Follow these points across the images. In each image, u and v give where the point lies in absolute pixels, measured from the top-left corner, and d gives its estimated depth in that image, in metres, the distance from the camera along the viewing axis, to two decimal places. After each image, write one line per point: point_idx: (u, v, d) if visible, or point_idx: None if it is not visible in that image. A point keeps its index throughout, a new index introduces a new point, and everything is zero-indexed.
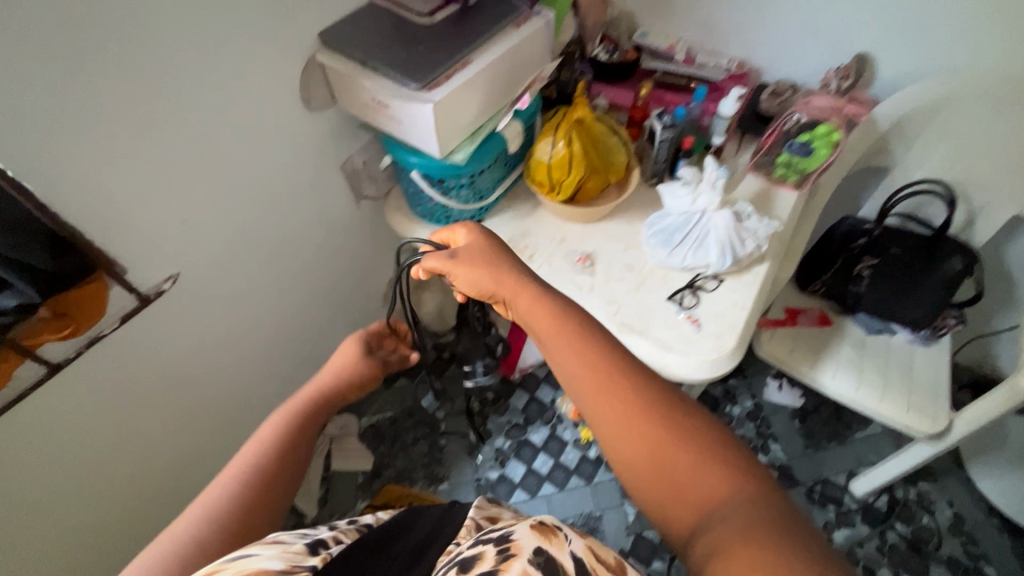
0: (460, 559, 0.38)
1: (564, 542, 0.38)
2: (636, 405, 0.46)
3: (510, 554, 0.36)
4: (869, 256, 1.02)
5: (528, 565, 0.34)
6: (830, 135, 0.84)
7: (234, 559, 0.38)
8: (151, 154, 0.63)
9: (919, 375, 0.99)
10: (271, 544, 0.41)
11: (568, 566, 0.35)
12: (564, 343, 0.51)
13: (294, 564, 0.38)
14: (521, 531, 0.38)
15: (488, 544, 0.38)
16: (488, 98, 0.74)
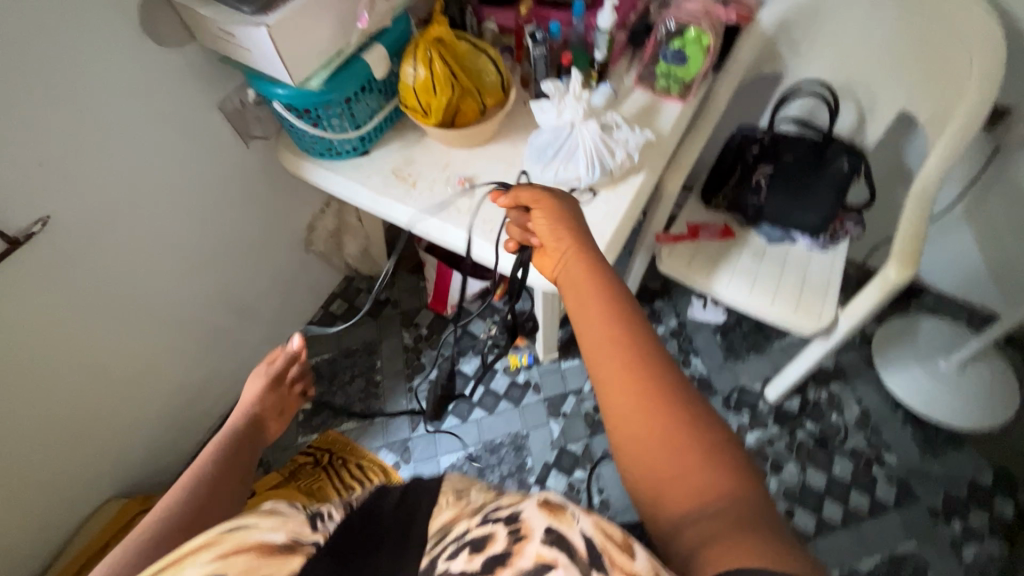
0: (470, 537, 0.35)
1: (574, 519, 0.34)
2: (658, 388, 0.45)
3: (521, 535, 0.33)
4: (764, 164, 1.03)
5: (542, 547, 0.32)
6: (700, 38, 0.86)
7: (228, 530, 0.39)
8: (8, 101, 0.63)
9: (811, 278, 1.02)
10: (268, 516, 0.41)
11: (581, 547, 0.32)
12: (603, 309, 0.51)
13: (297, 541, 0.39)
14: (529, 508, 0.35)
15: (495, 523, 0.35)
16: (341, 22, 0.73)
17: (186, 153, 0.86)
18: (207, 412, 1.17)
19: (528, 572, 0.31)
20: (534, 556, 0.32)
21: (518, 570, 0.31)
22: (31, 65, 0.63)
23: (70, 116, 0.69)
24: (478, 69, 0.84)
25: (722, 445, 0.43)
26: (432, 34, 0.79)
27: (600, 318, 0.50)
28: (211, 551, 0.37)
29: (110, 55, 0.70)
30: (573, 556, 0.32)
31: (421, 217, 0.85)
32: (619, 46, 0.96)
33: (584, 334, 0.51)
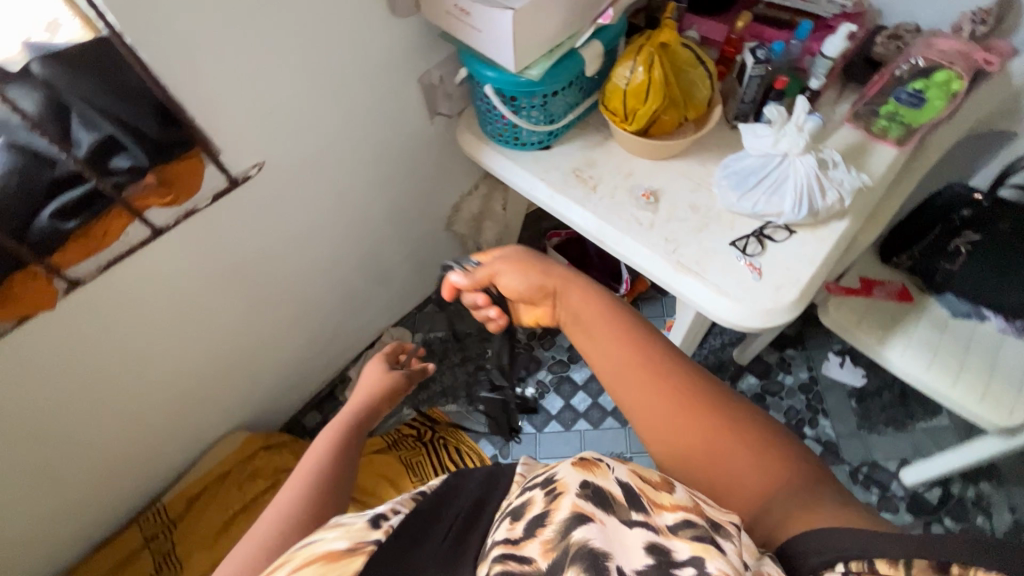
0: (512, 509, 0.40)
1: (608, 471, 0.41)
2: (685, 401, 0.53)
3: (557, 491, 0.39)
4: (970, 230, 0.93)
5: (578, 499, 0.37)
6: (950, 84, 0.78)
7: (300, 548, 0.41)
8: (257, 51, 0.65)
9: (1004, 366, 0.90)
10: (333, 527, 0.42)
11: (619, 494, 0.39)
12: (614, 340, 0.57)
13: (359, 542, 0.39)
14: (563, 468, 0.41)
15: (534, 489, 0.41)
16: (572, 13, 0.71)
17: (378, 120, 0.87)
18: (328, 365, 1.22)
19: (568, 523, 0.36)
20: (570, 506, 0.37)
21: (560, 523, 0.36)
22: (283, 18, 0.65)
23: (300, 71, 0.71)
24: (689, 80, 0.80)
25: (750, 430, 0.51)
26: (659, 39, 0.76)
27: (613, 346, 0.57)
28: (287, 567, 0.39)
29: (345, 16, 0.71)
30: (612, 504, 0.38)
31: (598, 223, 0.82)
32: (835, 71, 0.88)
33: (603, 368, 0.58)
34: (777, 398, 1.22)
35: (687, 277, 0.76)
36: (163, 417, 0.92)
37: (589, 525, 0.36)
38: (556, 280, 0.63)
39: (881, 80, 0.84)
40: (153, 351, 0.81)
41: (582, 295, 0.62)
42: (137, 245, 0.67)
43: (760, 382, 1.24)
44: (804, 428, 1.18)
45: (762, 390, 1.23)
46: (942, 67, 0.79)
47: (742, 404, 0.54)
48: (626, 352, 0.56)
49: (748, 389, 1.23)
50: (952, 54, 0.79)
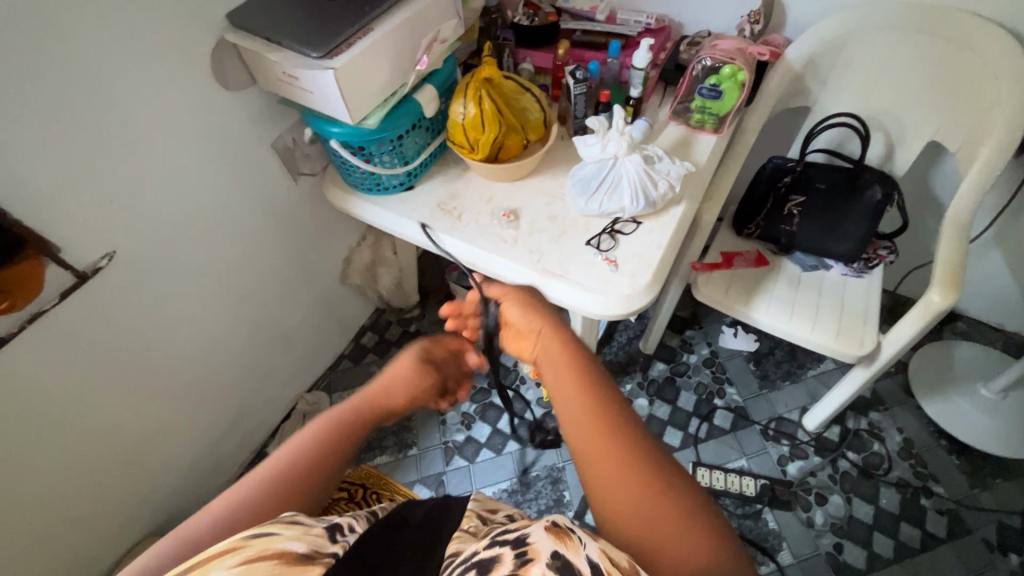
0: (478, 559, 0.38)
1: (580, 546, 0.38)
2: (637, 460, 0.50)
3: (528, 557, 0.37)
4: (796, 194, 1.04)
5: (547, 571, 0.36)
6: (736, 76, 0.90)
7: (253, 536, 0.40)
8: (85, 141, 0.65)
9: (849, 305, 1.03)
10: (290, 525, 0.43)
11: (587, 569, 0.37)
12: (580, 387, 0.56)
13: (316, 551, 0.40)
14: (537, 533, 0.39)
15: (504, 546, 0.39)
16: (396, 65, 0.77)
17: (239, 188, 0.88)
18: (242, 445, 1.16)
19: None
20: None
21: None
22: (110, 108, 0.66)
23: (139, 155, 0.72)
24: (521, 107, 0.88)
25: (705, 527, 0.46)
26: (482, 75, 0.83)
27: (578, 388, 0.56)
28: (238, 555, 0.39)
29: (177, 95, 0.73)
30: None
31: (468, 248, 0.86)
32: (652, 82, 1.00)
33: (562, 409, 0.56)
34: (686, 377, 1.29)
35: (555, 281, 0.81)
36: (52, 543, 0.83)
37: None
38: (543, 325, 0.66)
39: (686, 81, 0.95)
40: (26, 470, 0.75)
41: (562, 341, 0.63)
42: None
43: (668, 366, 1.31)
44: (715, 400, 1.26)
45: (671, 373, 1.30)
46: (727, 62, 0.91)
47: (692, 486, 0.50)
48: (591, 399, 0.54)
49: (659, 375, 1.30)
50: (734, 52, 0.92)
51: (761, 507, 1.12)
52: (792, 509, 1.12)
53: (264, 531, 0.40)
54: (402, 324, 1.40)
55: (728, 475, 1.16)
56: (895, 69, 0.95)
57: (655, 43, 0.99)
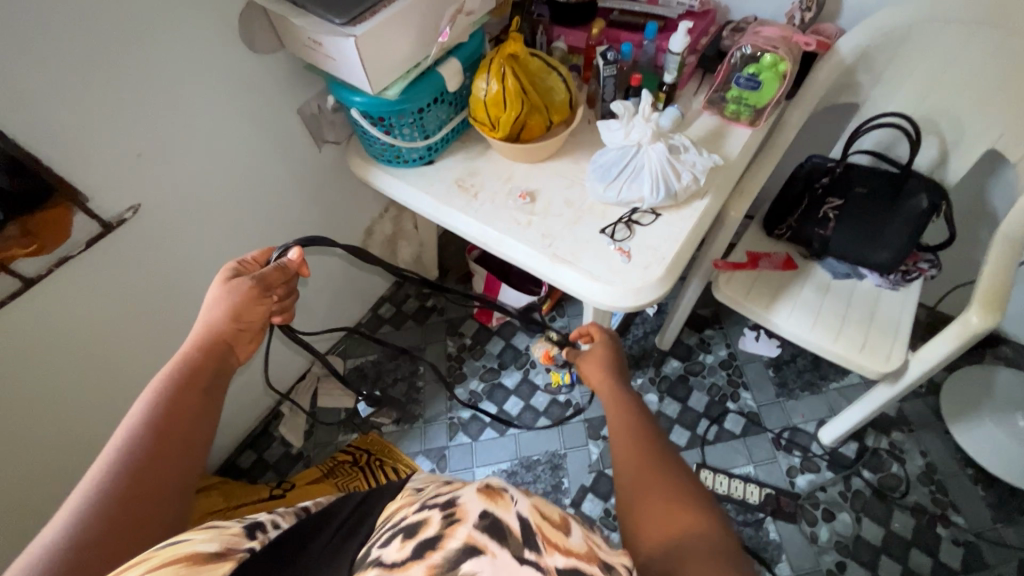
0: (406, 524, 0.37)
1: (511, 504, 0.37)
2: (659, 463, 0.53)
3: (456, 518, 0.35)
4: (833, 197, 0.99)
5: (474, 530, 0.34)
6: (776, 65, 0.85)
7: (162, 546, 0.36)
8: (109, 94, 0.66)
9: (879, 317, 0.97)
10: (204, 529, 0.39)
11: (516, 528, 0.35)
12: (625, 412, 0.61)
13: (229, 548, 0.37)
14: (467, 494, 0.37)
15: (433, 510, 0.37)
16: (420, 36, 0.76)
17: (260, 152, 0.89)
18: (257, 402, 1.21)
19: (456, 555, 0.33)
20: (465, 537, 0.33)
21: (450, 552, 0.33)
22: (139, 62, 0.67)
23: (165, 112, 0.73)
24: (548, 86, 0.85)
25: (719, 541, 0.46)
26: (507, 51, 0.82)
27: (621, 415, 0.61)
28: (141, 565, 0.34)
29: (202, 54, 0.73)
30: (507, 537, 0.34)
31: (479, 227, 0.85)
32: (689, 69, 0.95)
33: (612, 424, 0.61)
34: (699, 377, 1.26)
35: (564, 267, 0.80)
36: (75, 480, 0.88)
37: (478, 558, 0.32)
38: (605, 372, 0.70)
39: (725, 70, 0.91)
40: (52, 407, 0.79)
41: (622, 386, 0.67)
42: (6, 298, 0.66)
43: (683, 364, 1.28)
44: (727, 403, 1.22)
45: (685, 372, 1.27)
46: (768, 51, 0.86)
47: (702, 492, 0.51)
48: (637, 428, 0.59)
49: (672, 372, 1.27)
50: (778, 40, 0.87)
51: (763, 516, 1.10)
52: (797, 522, 1.09)
53: (175, 537, 0.36)
54: (419, 298, 1.41)
55: (733, 480, 1.13)
56: (958, 67, 0.87)
57: (696, 27, 0.95)
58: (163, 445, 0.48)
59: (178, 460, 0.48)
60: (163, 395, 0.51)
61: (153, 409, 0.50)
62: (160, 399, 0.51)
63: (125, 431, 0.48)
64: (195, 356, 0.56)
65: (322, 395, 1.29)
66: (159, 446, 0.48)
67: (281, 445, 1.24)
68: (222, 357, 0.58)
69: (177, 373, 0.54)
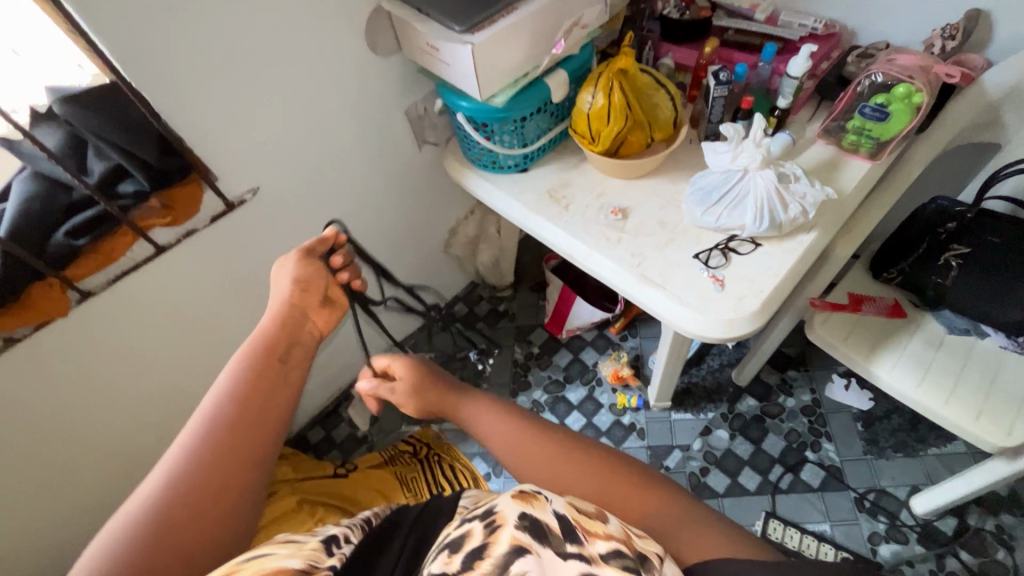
0: (450, 541, 0.44)
1: (545, 503, 0.44)
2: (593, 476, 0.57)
3: (497, 525, 0.42)
4: (957, 244, 0.90)
5: (516, 532, 0.41)
6: (912, 98, 0.78)
7: (248, 559, 0.42)
8: (246, 85, 0.72)
9: (1002, 384, 0.87)
10: (283, 543, 0.45)
11: (554, 525, 0.43)
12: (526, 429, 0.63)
13: (313, 565, 0.43)
14: (504, 502, 0.45)
15: (474, 521, 0.45)
16: (533, 46, 0.77)
17: (366, 148, 0.94)
18: (331, 383, 1.27)
19: (503, 557, 0.40)
20: (509, 540, 0.41)
21: (498, 558, 0.40)
22: (274, 57, 0.73)
23: (290, 105, 0.78)
24: (654, 103, 0.84)
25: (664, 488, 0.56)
26: (617, 66, 0.81)
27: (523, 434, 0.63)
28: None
29: (329, 53, 0.79)
30: (547, 536, 0.42)
31: (568, 239, 0.85)
32: (806, 93, 0.90)
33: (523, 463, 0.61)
34: (777, 421, 1.18)
35: (652, 289, 0.78)
36: (171, 433, 0.96)
37: (525, 556, 0.40)
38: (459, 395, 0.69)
39: (847, 97, 0.85)
40: (165, 364, 0.87)
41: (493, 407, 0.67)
42: (140, 262, 0.73)
43: (759, 404, 1.20)
44: (806, 453, 1.14)
45: (762, 412, 1.19)
46: (902, 81, 0.78)
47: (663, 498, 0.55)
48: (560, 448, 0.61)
49: (747, 411, 1.20)
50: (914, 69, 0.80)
51: None
52: None
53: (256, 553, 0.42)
54: (491, 302, 1.43)
55: (805, 536, 1.05)
56: None
57: (820, 51, 0.89)
58: (252, 404, 0.57)
59: (257, 431, 0.57)
60: (235, 381, 0.58)
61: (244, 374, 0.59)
62: (235, 381, 0.59)
63: (202, 418, 0.55)
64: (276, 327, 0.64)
65: None
66: (237, 420, 0.56)
67: (348, 427, 1.30)
68: (299, 324, 0.66)
69: (246, 360, 0.61)
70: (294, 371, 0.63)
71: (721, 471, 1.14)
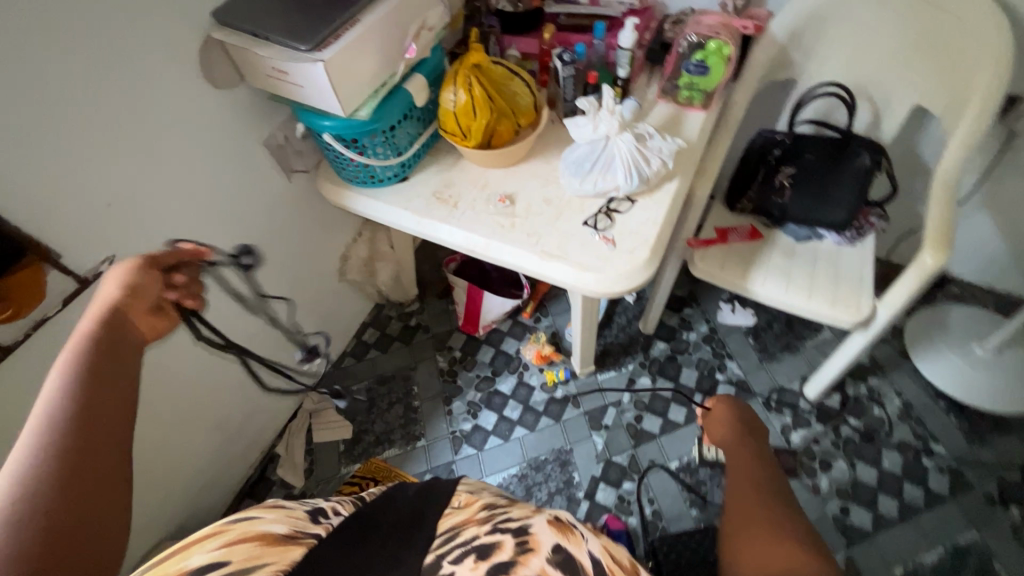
0: (478, 544, 0.44)
1: (580, 543, 0.47)
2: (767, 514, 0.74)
3: (529, 548, 0.43)
4: (786, 166, 1.06)
5: (546, 563, 0.42)
6: (722, 50, 0.92)
7: (233, 521, 0.42)
8: (70, 141, 0.64)
9: (844, 273, 1.04)
10: (269, 509, 0.46)
11: (587, 565, 0.44)
12: (749, 461, 0.87)
13: (297, 533, 0.44)
14: (541, 527, 0.47)
15: (505, 534, 0.45)
16: (385, 54, 0.77)
17: (230, 187, 0.87)
18: (249, 448, 1.16)
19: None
20: (538, 567, 0.41)
21: None
22: (98, 108, 0.65)
23: (131, 157, 0.71)
24: (512, 90, 0.88)
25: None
26: (470, 62, 0.84)
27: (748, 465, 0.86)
28: (219, 538, 0.40)
29: (164, 92, 0.72)
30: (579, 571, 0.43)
31: (466, 235, 0.87)
32: (639, 61, 1.00)
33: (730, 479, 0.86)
34: (686, 355, 1.31)
35: (554, 262, 0.82)
36: None
37: None
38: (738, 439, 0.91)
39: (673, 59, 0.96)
40: None
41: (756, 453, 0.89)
42: None
43: (669, 345, 1.32)
44: (716, 375, 1.27)
45: (672, 352, 1.31)
46: (713, 38, 0.92)
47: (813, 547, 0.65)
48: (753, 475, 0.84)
49: (660, 354, 1.31)
50: (720, 26, 0.93)
51: None
52: (798, 477, 1.14)
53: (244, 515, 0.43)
54: (402, 318, 1.40)
55: None
56: (880, 35, 0.95)
57: (641, 21, 1.00)
58: (92, 416, 0.43)
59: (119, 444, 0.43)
60: (66, 380, 0.43)
61: (68, 379, 0.43)
62: (67, 376, 0.44)
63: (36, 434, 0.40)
64: (97, 330, 0.49)
65: (318, 430, 1.25)
66: (82, 435, 0.41)
67: (281, 488, 1.20)
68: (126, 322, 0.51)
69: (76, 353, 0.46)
70: (125, 355, 0.49)
71: (653, 414, 1.24)
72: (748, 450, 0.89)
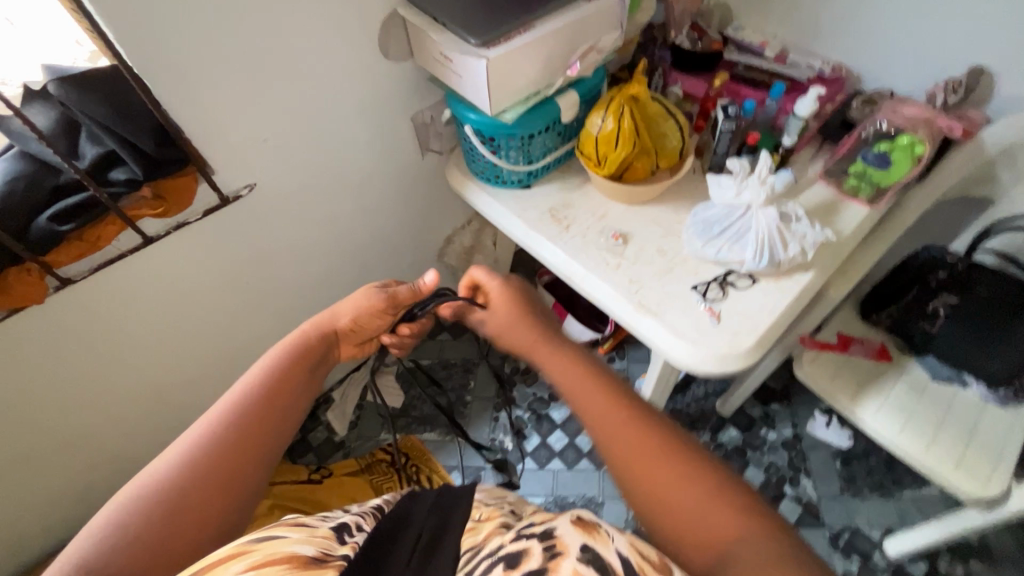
0: (504, 554, 0.37)
1: (608, 538, 0.38)
2: (638, 428, 0.51)
3: (556, 551, 0.36)
4: (948, 292, 0.90)
5: (578, 564, 0.35)
6: (915, 146, 0.81)
7: (258, 541, 0.39)
8: (249, 77, 0.70)
9: (982, 435, 0.88)
10: (296, 526, 0.41)
11: (618, 566, 0.35)
12: (590, 379, 0.56)
13: (326, 553, 0.39)
14: (563, 526, 0.38)
15: (530, 540, 0.38)
16: (547, 66, 0.76)
17: (368, 150, 0.92)
18: None
19: None
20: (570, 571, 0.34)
21: None
22: (280, 55, 0.71)
23: (294, 103, 0.77)
24: (661, 131, 0.83)
25: (796, 551, 0.42)
26: (629, 92, 0.81)
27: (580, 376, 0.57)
28: (245, 560, 0.37)
29: (339, 51, 0.77)
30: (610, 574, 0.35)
31: (568, 260, 0.84)
32: (811, 133, 0.91)
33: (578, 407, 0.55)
34: (758, 453, 1.19)
35: (647, 317, 0.77)
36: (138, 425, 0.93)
37: None
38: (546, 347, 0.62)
39: (850, 141, 0.87)
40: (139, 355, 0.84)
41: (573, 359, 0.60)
42: (127, 252, 0.71)
43: (741, 436, 1.21)
44: (784, 487, 1.14)
45: (743, 444, 1.20)
46: (908, 131, 0.83)
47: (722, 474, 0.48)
48: (603, 391, 0.55)
49: (729, 442, 1.20)
50: (919, 120, 0.82)
51: None
52: None
53: (271, 535, 0.39)
54: None
55: None
56: None
57: (826, 92, 0.91)
58: (266, 408, 0.54)
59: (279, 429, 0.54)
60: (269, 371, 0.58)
61: (274, 366, 0.58)
62: (270, 368, 0.58)
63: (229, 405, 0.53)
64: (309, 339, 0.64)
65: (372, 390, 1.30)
66: (257, 415, 0.53)
67: (325, 430, 1.27)
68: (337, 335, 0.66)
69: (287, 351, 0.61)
70: (314, 362, 0.62)
71: None
72: (572, 354, 0.60)
